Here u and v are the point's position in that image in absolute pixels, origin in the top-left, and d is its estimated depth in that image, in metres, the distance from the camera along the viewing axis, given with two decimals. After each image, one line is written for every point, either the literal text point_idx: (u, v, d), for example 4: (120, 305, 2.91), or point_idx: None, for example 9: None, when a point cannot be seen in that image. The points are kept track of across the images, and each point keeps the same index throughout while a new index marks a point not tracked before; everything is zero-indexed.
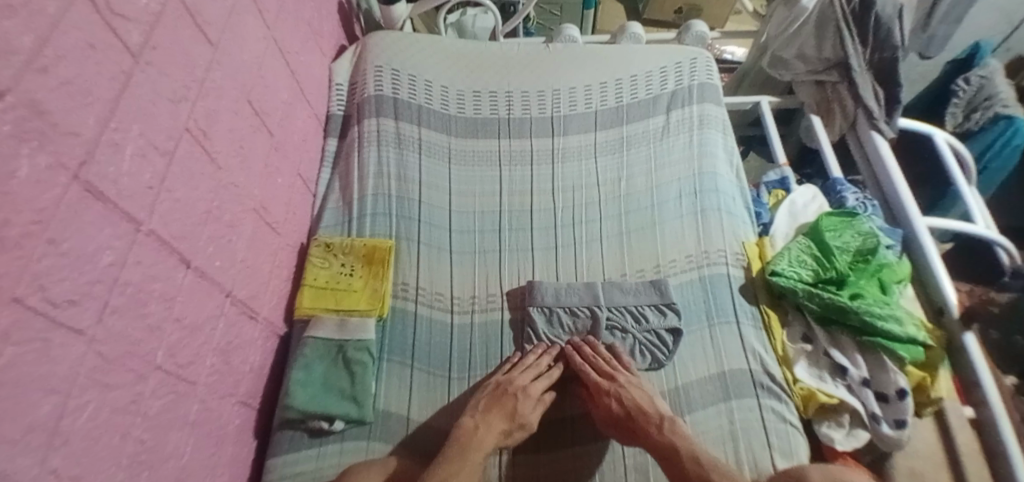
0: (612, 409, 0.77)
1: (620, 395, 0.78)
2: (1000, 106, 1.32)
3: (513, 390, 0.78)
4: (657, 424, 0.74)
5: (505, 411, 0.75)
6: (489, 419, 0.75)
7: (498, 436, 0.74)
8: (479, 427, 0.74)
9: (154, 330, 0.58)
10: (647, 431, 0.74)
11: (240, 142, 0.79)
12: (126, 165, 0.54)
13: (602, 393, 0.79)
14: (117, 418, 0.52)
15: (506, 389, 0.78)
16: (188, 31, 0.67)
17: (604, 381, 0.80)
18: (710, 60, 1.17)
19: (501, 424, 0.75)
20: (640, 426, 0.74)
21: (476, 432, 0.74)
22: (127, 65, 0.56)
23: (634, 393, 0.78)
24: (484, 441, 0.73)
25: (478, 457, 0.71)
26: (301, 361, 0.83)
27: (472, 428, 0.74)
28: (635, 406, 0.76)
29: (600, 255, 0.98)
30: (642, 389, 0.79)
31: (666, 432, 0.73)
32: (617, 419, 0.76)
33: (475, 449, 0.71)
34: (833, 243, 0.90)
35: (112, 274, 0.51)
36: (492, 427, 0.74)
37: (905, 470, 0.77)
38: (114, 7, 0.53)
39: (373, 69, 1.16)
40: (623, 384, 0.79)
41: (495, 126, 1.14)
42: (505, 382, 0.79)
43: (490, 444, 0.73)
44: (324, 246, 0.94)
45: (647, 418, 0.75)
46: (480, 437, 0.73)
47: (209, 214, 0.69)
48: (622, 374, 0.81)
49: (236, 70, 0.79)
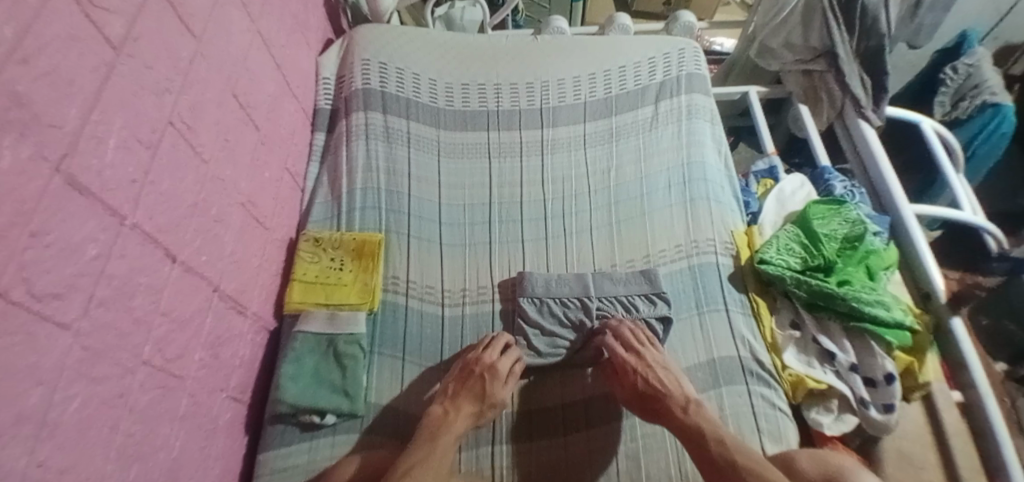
0: (638, 387, 0.76)
1: (648, 375, 0.76)
2: (987, 94, 1.32)
3: (480, 370, 0.78)
4: (681, 405, 0.74)
5: (475, 393, 0.76)
6: (458, 403, 0.76)
7: (470, 417, 0.75)
8: (449, 413, 0.75)
9: (141, 323, 0.57)
10: (672, 412, 0.73)
11: (226, 135, 0.78)
12: (109, 157, 0.54)
13: (628, 371, 0.77)
14: (106, 411, 0.52)
15: (473, 370, 0.79)
16: (172, 23, 0.67)
17: (632, 359, 0.78)
18: (699, 51, 1.17)
19: (471, 406, 0.76)
20: (665, 407, 0.74)
21: (445, 417, 0.74)
22: (109, 56, 0.55)
23: (661, 375, 0.77)
24: (455, 424, 0.73)
25: (448, 441, 0.71)
26: (291, 354, 0.83)
27: (441, 414, 0.75)
28: (661, 385, 0.76)
29: (590, 245, 0.98)
30: (669, 369, 0.79)
31: (691, 414, 0.72)
32: (644, 397, 0.75)
33: (447, 433, 0.72)
34: (821, 230, 0.90)
35: (97, 267, 0.51)
36: (462, 410, 0.75)
37: (893, 452, 0.78)
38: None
39: (361, 62, 1.15)
40: (650, 364, 0.78)
41: (485, 119, 1.13)
42: (473, 363, 0.80)
43: (462, 426, 0.74)
44: (313, 240, 0.94)
45: (673, 399, 0.74)
46: (450, 422, 0.74)
47: (195, 208, 0.69)
48: (650, 354, 0.80)
49: (221, 62, 0.78)
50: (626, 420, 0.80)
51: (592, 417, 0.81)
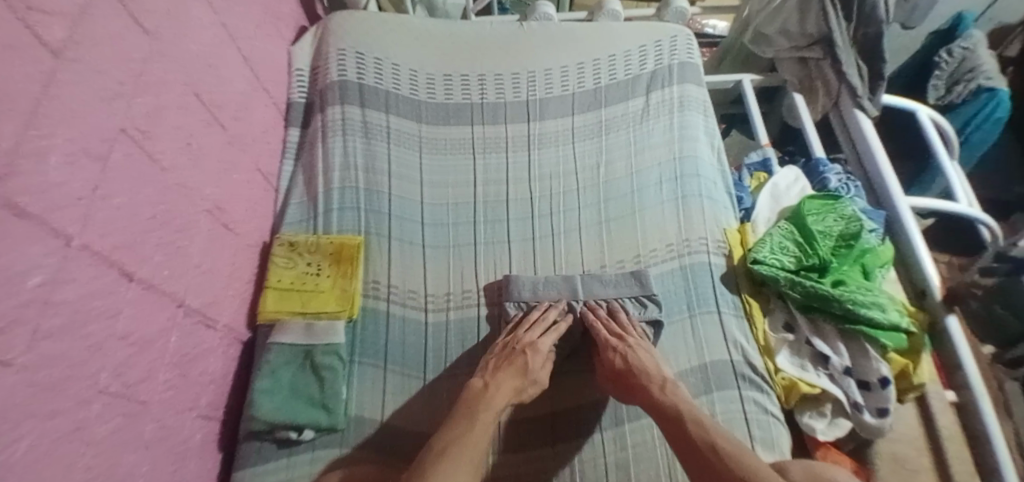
0: (615, 364, 0.76)
1: (626, 353, 0.76)
2: (982, 79, 1.27)
3: (521, 346, 0.78)
4: (658, 383, 0.73)
5: (516, 368, 0.75)
6: (501, 377, 0.74)
7: (510, 393, 0.73)
8: (490, 386, 0.73)
9: (96, 351, 0.53)
10: (647, 388, 0.72)
11: (190, 139, 0.73)
12: (52, 174, 0.49)
13: (608, 349, 0.78)
14: (61, 448, 0.48)
15: (514, 348, 0.78)
16: (122, 20, 0.61)
17: (614, 339, 0.79)
18: (691, 38, 1.12)
19: (513, 381, 0.74)
20: (641, 383, 0.73)
21: (485, 391, 0.73)
22: (49, 64, 0.49)
23: (641, 355, 0.76)
24: (495, 400, 0.72)
25: (488, 417, 0.69)
26: (266, 368, 0.79)
27: (482, 388, 0.73)
28: (639, 364, 0.75)
29: (579, 245, 0.94)
30: (650, 353, 0.78)
31: (668, 393, 0.71)
32: (618, 374, 0.75)
33: (487, 408, 0.70)
34: (816, 227, 0.87)
35: (43, 296, 0.46)
36: (504, 384, 0.73)
37: (886, 456, 0.77)
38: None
39: (336, 53, 1.09)
40: (632, 345, 0.77)
41: (469, 112, 1.08)
42: (513, 340, 0.80)
43: (503, 402, 0.72)
44: (288, 245, 0.89)
45: (648, 377, 0.73)
46: (491, 396, 0.72)
47: (155, 220, 0.64)
48: (633, 337, 0.79)
49: (180, 59, 0.72)
50: (614, 428, 0.77)
51: (581, 427, 0.78)
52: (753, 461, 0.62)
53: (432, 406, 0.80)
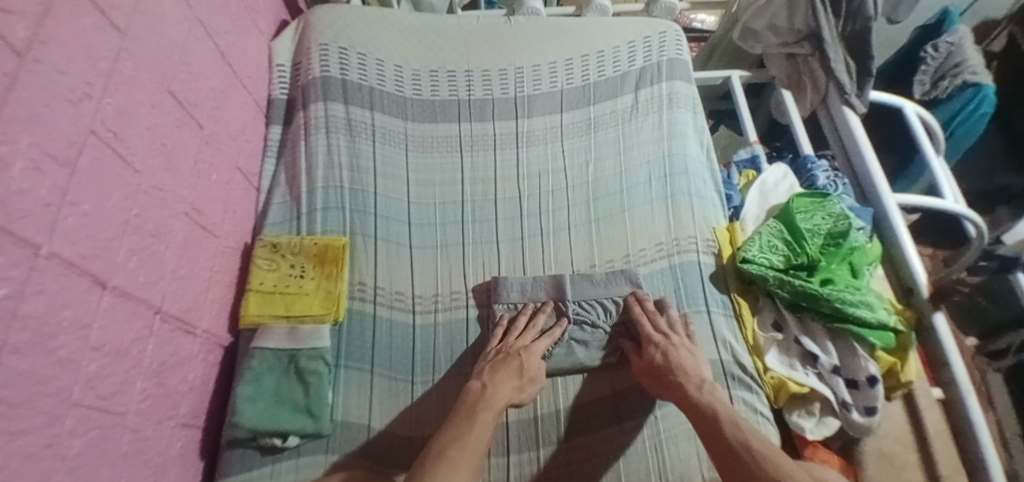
0: (654, 361, 0.75)
1: (667, 351, 0.75)
2: (968, 73, 1.28)
3: (515, 350, 0.78)
4: (696, 383, 0.71)
5: (513, 369, 0.75)
6: (500, 378, 0.73)
7: (511, 393, 0.72)
8: (488, 387, 0.72)
9: (67, 363, 0.51)
10: (685, 388, 0.71)
11: (164, 140, 0.71)
12: (16, 182, 0.46)
13: (650, 344, 0.77)
14: (31, 466, 0.46)
15: (508, 352, 0.78)
16: (90, 17, 0.58)
17: (657, 335, 0.78)
18: (680, 34, 1.11)
19: (512, 381, 0.73)
20: (678, 382, 0.72)
21: (485, 392, 0.72)
22: (11, 65, 0.47)
23: (683, 355, 0.75)
24: (495, 400, 0.70)
25: (488, 417, 0.68)
26: (248, 374, 0.78)
27: (481, 389, 0.72)
28: (679, 361, 0.74)
29: (568, 245, 0.93)
30: (694, 356, 0.76)
31: (705, 393, 0.70)
32: (658, 370, 0.74)
33: (486, 407, 0.69)
34: (804, 225, 0.87)
35: (9, 309, 0.44)
36: (503, 385, 0.72)
37: (874, 453, 0.77)
38: None
39: (318, 48, 1.06)
40: (675, 344, 0.76)
41: (456, 108, 1.06)
42: (507, 346, 0.79)
43: (503, 401, 0.71)
44: (270, 246, 0.87)
45: (687, 376, 0.72)
46: (490, 396, 0.71)
47: (128, 225, 0.62)
48: (677, 336, 0.78)
49: (152, 57, 0.70)
50: (604, 430, 0.76)
51: (570, 431, 0.77)
52: (786, 463, 0.61)
53: (423, 411, 0.78)
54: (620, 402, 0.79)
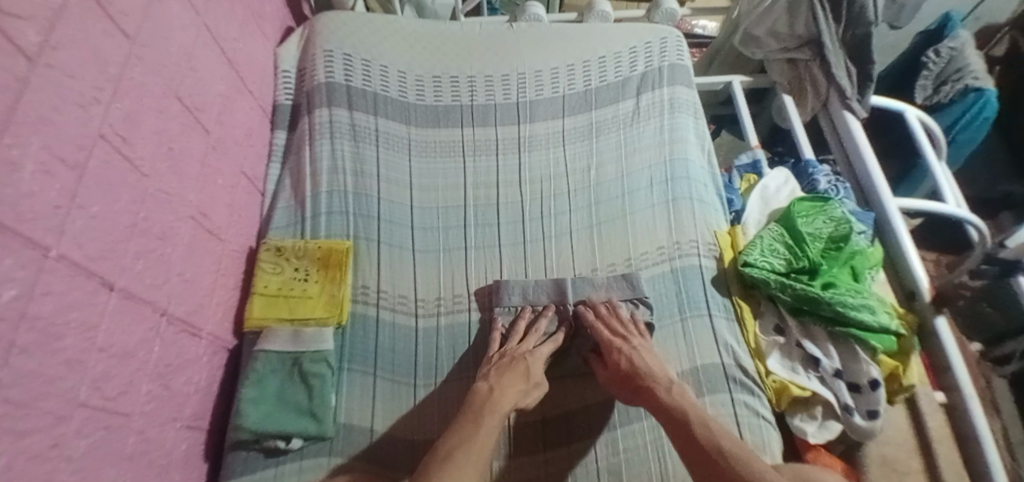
0: (620, 366, 0.75)
1: (632, 355, 0.76)
2: (970, 79, 1.27)
3: (517, 355, 0.78)
4: (664, 385, 0.72)
5: (520, 373, 0.75)
6: (504, 382, 0.73)
7: (516, 397, 0.73)
8: (494, 390, 0.73)
9: (74, 364, 0.52)
10: (653, 389, 0.71)
11: (170, 144, 0.72)
12: (26, 184, 0.47)
13: (612, 350, 0.78)
14: (36, 466, 0.47)
15: (513, 356, 0.78)
16: (100, 22, 0.59)
17: (617, 340, 0.79)
18: (681, 39, 1.12)
19: (517, 385, 0.74)
20: (648, 385, 0.72)
21: (491, 395, 0.72)
22: (22, 69, 0.48)
23: (646, 358, 0.76)
24: (501, 402, 0.71)
25: (493, 420, 0.68)
26: (252, 377, 0.78)
27: (488, 391, 0.72)
28: (644, 365, 0.75)
29: (570, 249, 0.94)
30: (655, 356, 0.77)
31: (675, 394, 0.70)
32: (626, 376, 0.74)
33: (492, 411, 0.69)
34: (805, 230, 0.87)
35: (18, 309, 0.45)
36: (508, 388, 0.72)
37: (877, 459, 0.76)
38: (4, 3, 0.45)
39: (323, 54, 1.08)
40: (636, 347, 0.77)
41: (458, 114, 1.07)
42: (512, 350, 0.80)
43: (508, 405, 0.71)
44: (275, 250, 0.88)
45: (655, 379, 0.73)
46: (496, 399, 0.71)
47: (135, 228, 0.63)
48: (637, 339, 0.79)
49: (160, 62, 0.71)
50: (606, 434, 0.77)
51: (572, 434, 0.78)
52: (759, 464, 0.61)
53: (429, 414, 0.79)
54: (620, 406, 0.79)
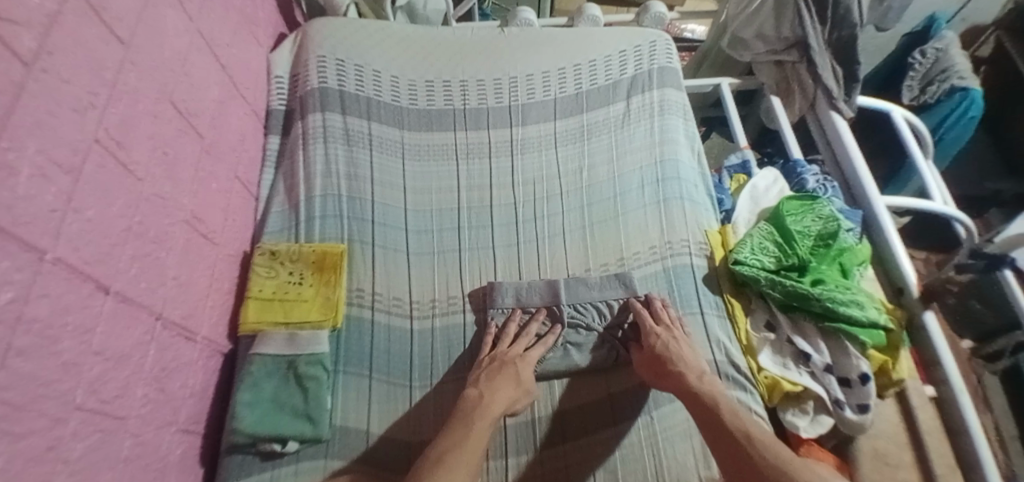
0: (654, 348, 0.77)
1: (668, 342, 0.77)
2: (954, 79, 1.29)
3: (511, 358, 0.79)
4: (697, 373, 0.74)
5: (511, 377, 0.76)
6: (496, 386, 0.74)
7: (508, 400, 0.74)
8: (485, 395, 0.73)
9: (70, 367, 0.52)
10: (685, 376, 0.73)
11: (164, 149, 0.72)
12: (22, 188, 0.47)
13: (650, 335, 0.79)
14: (33, 468, 0.47)
15: (503, 360, 0.79)
16: (94, 28, 0.60)
17: (659, 328, 0.80)
18: (670, 43, 1.14)
19: (508, 390, 0.74)
20: (677, 370, 0.74)
21: (482, 399, 0.72)
22: (19, 73, 0.48)
23: (682, 348, 0.77)
24: (492, 407, 0.71)
25: (485, 423, 0.69)
26: (248, 380, 0.78)
27: (478, 397, 0.73)
28: (678, 352, 0.76)
29: (563, 249, 0.95)
30: (691, 349, 0.79)
31: (705, 383, 0.73)
32: (656, 360, 0.76)
33: (483, 416, 0.70)
34: (794, 227, 0.88)
35: (14, 312, 0.45)
36: (500, 391, 0.73)
37: (868, 452, 0.78)
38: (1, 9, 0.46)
39: (316, 59, 1.08)
40: (676, 337, 0.79)
41: (451, 118, 1.08)
42: (502, 354, 0.80)
43: (500, 408, 0.72)
44: (269, 254, 0.88)
45: (687, 367, 0.74)
46: (487, 405, 0.71)
47: (129, 232, 0.63)
48: (678, 331, 0.81)
49: (153, 67, 0.71)
50: (602, 431, 0.77)
51: (566, 433, 0.78)
52: (784, 451, 0.62)
53: (424, 417, 0.79)
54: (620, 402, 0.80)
